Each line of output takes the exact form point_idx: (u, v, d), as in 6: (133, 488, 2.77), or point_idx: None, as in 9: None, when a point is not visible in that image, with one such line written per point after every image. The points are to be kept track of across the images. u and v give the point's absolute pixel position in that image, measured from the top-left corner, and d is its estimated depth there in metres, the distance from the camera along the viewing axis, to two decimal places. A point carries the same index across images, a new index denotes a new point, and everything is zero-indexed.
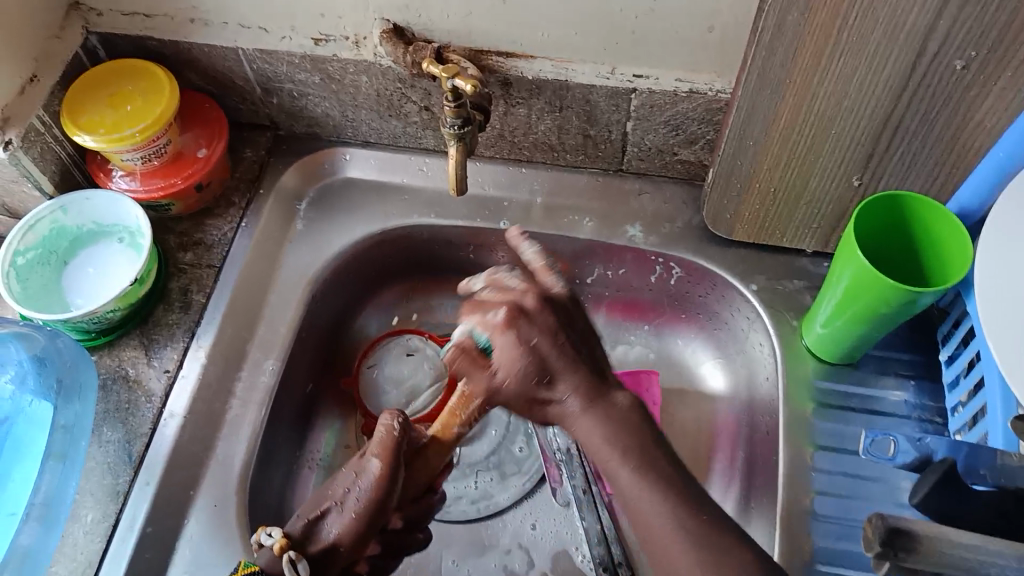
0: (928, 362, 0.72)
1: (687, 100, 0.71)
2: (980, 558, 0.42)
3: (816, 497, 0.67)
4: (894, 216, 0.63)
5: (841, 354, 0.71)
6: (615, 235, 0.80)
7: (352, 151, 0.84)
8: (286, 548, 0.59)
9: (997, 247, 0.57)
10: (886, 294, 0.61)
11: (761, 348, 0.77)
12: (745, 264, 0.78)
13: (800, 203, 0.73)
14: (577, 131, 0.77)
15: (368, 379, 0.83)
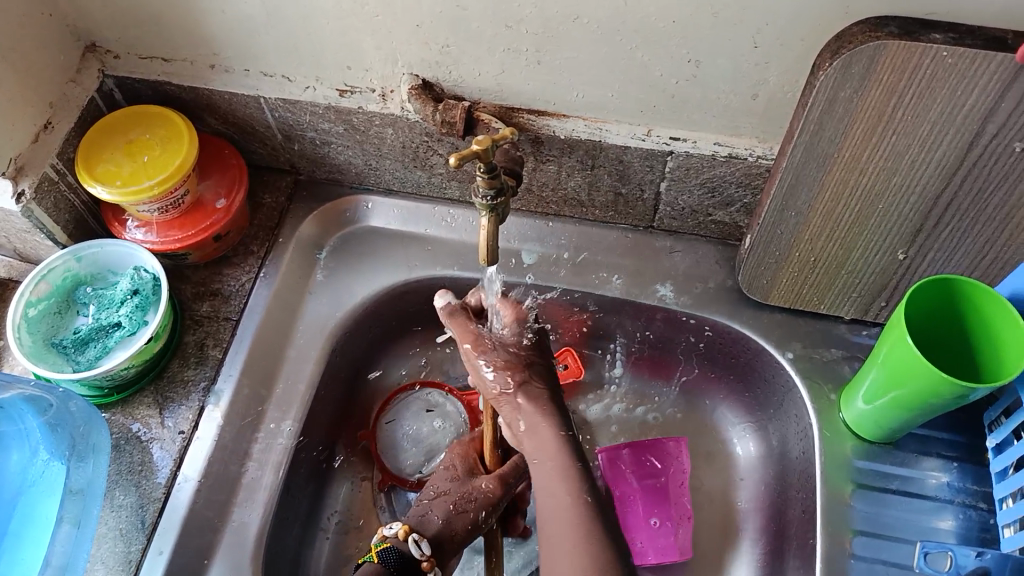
0: (971, 443, 0.69)
1: (726, 165, 0.68)
2: None
3: None
4: (947, 303, 0.60)
5: (880, 433, 0.68)
6: (645, 294, 0.77)
7: (374, 199, 0.82)
8: (409, 534, 0.66)
9: None
10: (934, 385, 0.58)
11: (796, 419, 0.74)
12: (781, 330, 0.75)
13: (840, 272, 0.70)
14: (609, 189, 0.74)
15: (386, 435, 0.81)
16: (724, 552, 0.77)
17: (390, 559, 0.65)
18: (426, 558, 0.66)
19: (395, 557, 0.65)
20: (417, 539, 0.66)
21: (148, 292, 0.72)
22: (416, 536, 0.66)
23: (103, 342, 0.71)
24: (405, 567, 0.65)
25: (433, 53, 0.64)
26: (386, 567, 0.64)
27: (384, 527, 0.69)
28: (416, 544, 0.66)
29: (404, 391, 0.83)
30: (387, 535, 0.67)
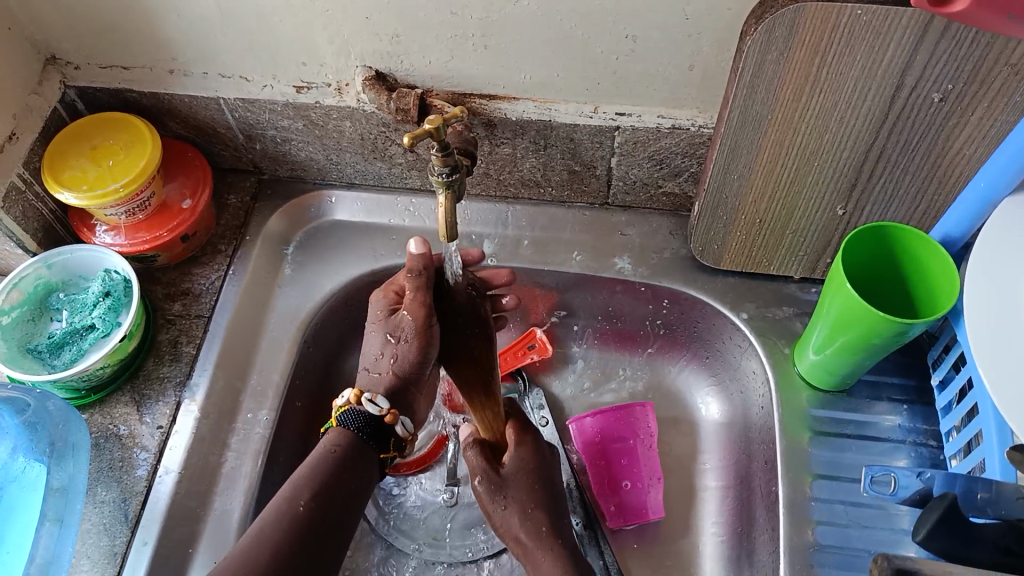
0: (919, 386, 0.73)
1: (670, 136, 0.72)
2: None
3: (816, 528, 0.68)
4: (883, 248, 0.64)
5: (833, 381, 0.72)
6: (605, 268, 0.81)
7: (337, 193, 0.84)
8: (360, 396, 0.66)
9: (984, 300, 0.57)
10: (874, 326, 0.62)
11: (754, 376, 0.78)
12: (735, 292, 0.79)
13: (785, 232, 0.74)
14: (562, 168, 0.77)
15: None
16: (697, 509, 0.80)
17: (364, 420, 0.66)
18: (387, 412, 0.66)
19: (358, 420, 0.66)
20: (371, 398, 0.66)
21: (120, 293, 0.73)
22: (367, 395, 0.66)
23: (78, 345, 0.72)
24: (374, 428, 0.66)
25: (384, 43, 0.67)
26: (359, 433, 0.66)
27: (336, 397, 0.68)
28: (371, 403, 0.66)
29: None
30: (342, 404, 0.66)
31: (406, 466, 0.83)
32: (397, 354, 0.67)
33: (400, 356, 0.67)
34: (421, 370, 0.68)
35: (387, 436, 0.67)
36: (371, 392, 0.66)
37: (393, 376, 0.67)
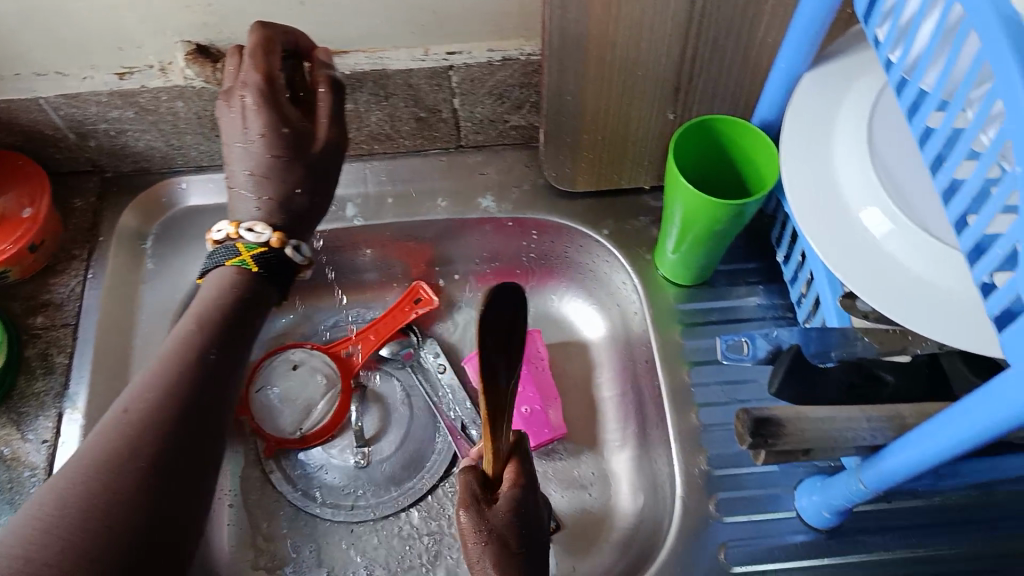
0: (771, 267, 0.79)
1: (503, 68, 0.73)
2: (811, 423, 0.53)
3: (700, 410, 0.72)
4: (711, 140, 0.68)
5: (692, 275, 0.76)
6: (470, 209, 0.82)
7: (187, 179, 0.82)
8: (238, 228, 0.62)
9: (799, 171, 0.62)
10: (714, 214, 0.66)
11: (625, 286, 0.82)
12: (595, 211, 0.82)
13: (628, 144, 0.77)
14: (409, 116, 0.78)
15: (260, 403, 0.82)
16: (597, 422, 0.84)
17: (264, 257, 0.62)
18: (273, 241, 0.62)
19: (253, 257, 0.62)
20: (251, 226, 0.62)
21: None
22: (292, 242, 0.63)
23: None
24: (272, 267, 0.63)
25: (198, 15, 0.66)
26: (259, 271, 0.62)
27: (211, 232, 0.63)
28: (251, 232, 0.62)
29: (264, 360, 0.84)
30: (222, 240, 0.62)
31: (313, 437, 0.81)
32: (268, 186, 0.62)
33: (271, 193, 0.62)
34: (294, 193, 0.63)
35: (280, 262, 0.63)
36: (293, 239, 0.64)
37: (276, 208, 0.63)
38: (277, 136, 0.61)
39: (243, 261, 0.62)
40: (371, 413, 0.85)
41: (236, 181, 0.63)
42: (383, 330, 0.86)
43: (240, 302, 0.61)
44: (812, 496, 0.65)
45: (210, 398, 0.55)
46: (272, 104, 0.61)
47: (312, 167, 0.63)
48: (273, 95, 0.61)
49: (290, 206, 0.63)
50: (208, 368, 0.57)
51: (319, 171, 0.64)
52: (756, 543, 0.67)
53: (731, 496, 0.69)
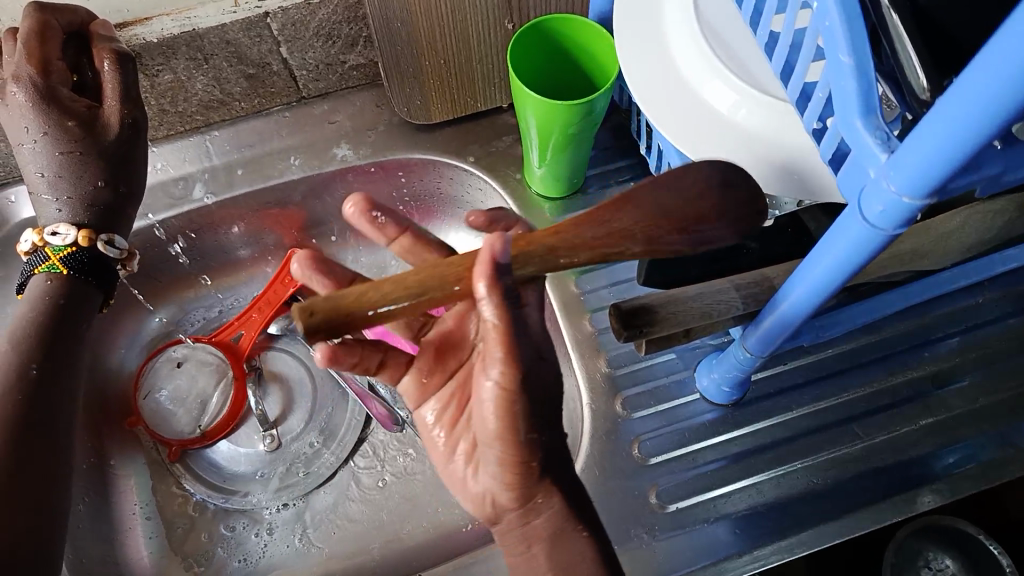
0: (639, 162, 0.79)
1: (323, 6, 0.68)
2: (683, 303, 0.53)
3: (593, 316, 0.72)
4: (547, 43, 0.66)
5: (564, 184, 0.75)
6: (327, 162, 0.78)
7: (14, 189, 0.76)
8: (43, 233, 0.59)
9: (636, 57, 0.61)
10: (566, 117, 0.64)
11: (501, 210, 0.81)
12: (456, 140, 0.80)
13: (473, 64, 0.75)
14: (237, 75, 0.73)
15: (150, 408, 0.78)
16: None
17: (75, 257, 0.59)
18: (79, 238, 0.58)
19: (72, 260, 0.59)
20: (54, 229, 0.58)
21: None
22: (102, 237, 0.59)
23: None
24: (96, 262, 0.60)
25: None
26: (71, 273, 0.59)
27: (21, 244, 0.61)
28: (56, 235, 0.58)
29: (145, 365, 0.80)
30: (28, 250, 0.59)
31: (215, 430, 0.78)
32: (67, 186, 0.59)
33: (73, 191, 0.59)
34: (96, 186, 0.60)
35: (93, 258, 0.60)
36: (103, 233, 0.60)
37: (81, 206, 0.60)
38: (56, 129, 0.58)
39: (53, 266, 0.58)
40: (270, 395, 0.83)
41: (34, 187, 0.60)
42: (266, 308, 0.83)
43: (59, 311, 0.58)
44: (710, 374, 0.66)
45: (47, 416, 0.54)
46: (51, 102, 0.58)
47: (111, 156, 0.60)
48: (50, 90, 0.57)
49: (94, 203, 0.60)
50: (36, 384, 0.55)
51: (120, 160, 0.61)
52: (669, 430, 0.68)
53: (637, 392, 0.70)
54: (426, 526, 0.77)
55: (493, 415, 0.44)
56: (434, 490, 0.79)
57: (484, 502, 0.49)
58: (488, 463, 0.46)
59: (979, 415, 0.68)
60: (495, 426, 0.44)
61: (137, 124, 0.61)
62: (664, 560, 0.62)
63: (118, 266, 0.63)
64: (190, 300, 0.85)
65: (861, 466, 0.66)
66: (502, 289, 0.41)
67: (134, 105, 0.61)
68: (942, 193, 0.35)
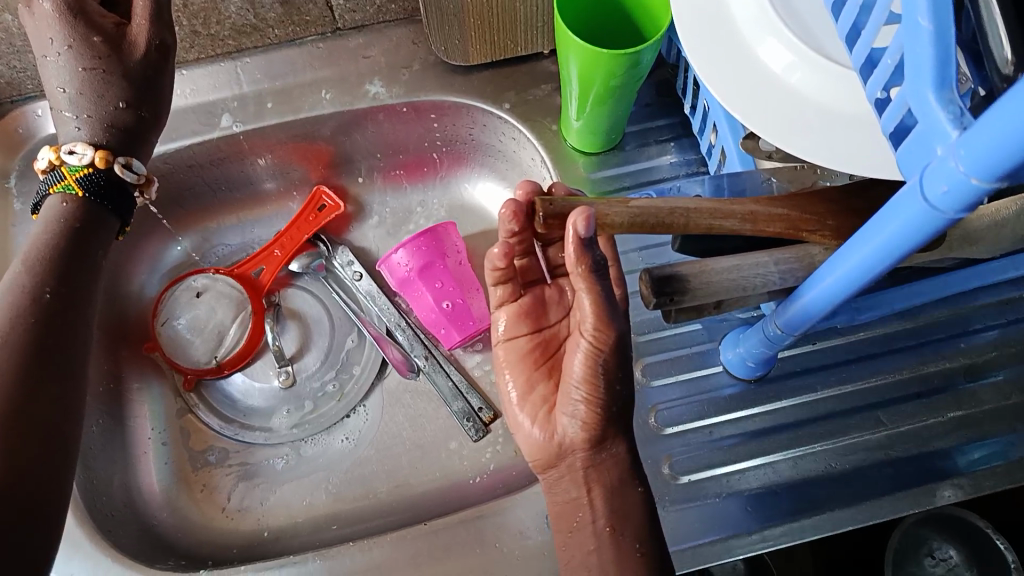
0: (684, 120, 0.76)
1: None
2: (717, 278, 0.51)
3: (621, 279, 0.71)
4: None
5: (601, 140, 0.72)
6: (358, 99, 0.76)
7: (42, 103, 0.75)
8: (61, 151, 0.57)
9: (690, 6, 0.57)
10: (609, 69, 0.61)
11: (534, 162, 0.78)
12: (493, 85, 0.76)
13: (517, 4, 0.71)
14: (271, 0, 0.70)
15: (168, 336, 0.79)
16: None
17: (90, 179, 0.58)
18: (94, 157, 0.57)
19: (89, 181, 0.58)
20: (72, 148, 0.57)
21: None
22: (120, 160, 0.58)
23: None
24: (110, 184, 0.59)
25: None
26: (87, 196, 0.58)
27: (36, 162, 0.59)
28: (72, 154, 0.57)
29: (165, 293, 0.80)
30: (45, 168, 0.58)
31: (230, 363, 0.78)
32: (87, 104, 0.58)
33: (92, 110, 0.58)
34: (116, 107, 0.58)
35: (114, 183, 0.59)
36: (122, 157, 0.59)
37: (101, 127, 0.58)
38: (79, 44, 0.56)
39: (69, 187, 0.58)
40: (289, 332, 0.82)
41: (54, 103, 0.58)
42: (288, 245, 0.82)
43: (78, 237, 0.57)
44: (737, 348, 0.64)
45: (61, 344, 0.53)
46: (78, 15, 0.57)
47: (135, 78, 0.58)
48: (79, 6, 0.57)
49: (113, 123, 0.58)
50: (49, 309, 0.54)
51: (145, 83, 0.59)
52: (689, 402, 0.67)
53: (658, 360, 0.68)
54: (435, 475, 0.77)
55: (581, 365, 0.52)
56: (446, 440, 0.79)
57: (548, 446, 0.55)
58: (571, 409, 0.53)
59: (1015, 412, 0.65)
60: (585, 374, 0.52)
61: (165, 47, 0.60)
62: (671, 531, 0.61)
63: (135, 192, 0.62)
64: (213, 229, 0.84)
65: (885, 453, 0.64)
66: (590, 257, 0.49)
67: (163, 28, 0.59)
68: (1015, 178, 0.32)
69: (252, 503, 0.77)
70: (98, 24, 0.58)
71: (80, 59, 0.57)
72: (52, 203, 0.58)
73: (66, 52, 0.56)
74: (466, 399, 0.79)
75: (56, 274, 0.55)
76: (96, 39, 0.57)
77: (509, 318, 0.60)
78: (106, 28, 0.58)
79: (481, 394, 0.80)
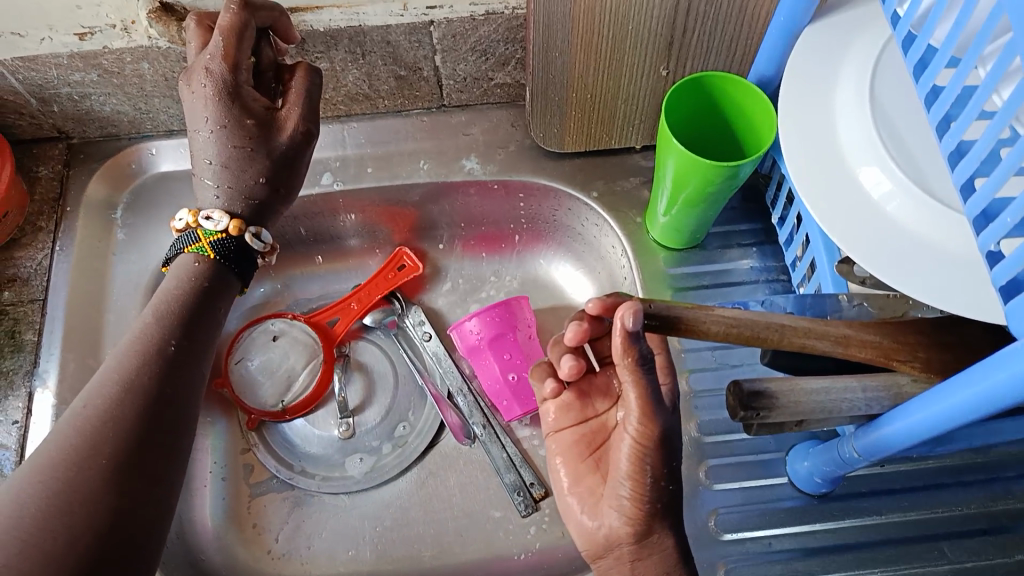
0: (766, 227, 0.77)
1: (487, 23, 0.70)
2: (807, 397, 0.52)
3: (691, 375, 0.72)
4: (704, 99, 0.66)
5: (684, 238, 0.74)
6: (453, 172, 0.80)
7: (157, 144, 0.78)
8: (199, 214, 0.62)
9: (797, 126, 0.59)
10: (708, 176, 0.63)
11: (614, 249, 0.80)
12: (582, 172, 0.79)
13: (618, 102, 0.74)
14: (388, 74, 0.75)
15: (239, 374, 0.80)
16: None
17: (223, 244, 0.62)
18: (228, 224, 0.61)
19: (225, 247, 0.62)
20: (209, 214, 0.61)
21: None
22: (251, 229, 0.62)
23: None
24: (239, 254, 0.63)
25: None
26: (217, 258, 0.62)
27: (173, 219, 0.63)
28: (208, 220, 0.61)
29: (242, 333, 0.82)
30: (181, 228, 0.62)
31: (295, 409, 0.80)
32: (229, 176, 0.61)
33: (233, 182, 0.61)
34: (255, 183, 0.62)
35: (239, 249, 0.63)
36: (253, 226, 0.63)
37: (238, 197, 0.62)
38: (231, 126, 0.59)
39: (202, 248, 0.62)
40: (354, 383, 0.84)
41: (198, 168, 0.62)
42: (365, 301, 0.85)
43: (199, 289, 0.61)
44: (804, 460, 0.65)
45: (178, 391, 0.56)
46: (233, 98, 0.59)
47: (277, 158, 0.62)
48: (236, 88, 0.59)
49: (250, 197, 0.62)
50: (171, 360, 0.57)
51: (284, 164, 0.63)
52: (748, 509, 0.67)
53: (721, 463, 0.68)
54: (481, 546, 0.77)
55: (626, 462, 0.50)
56: (493, 511, 0.79)
57: (597, 535, 0.53)
58: (617, 502, 0.51)
59: None
60: (630, 471, 0.50)
61: (309, 133, 0.64)
62: None
63: (259, 257, 0.65)
64: (294, 277, 0.87)
65: None
66: (637, 349, 0.47)
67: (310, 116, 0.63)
68: None
69: (298, 551, 0.77)
70: (252, 104, 0.60)
71: (230, 141, 0.60)
72: (184, 261, 0.62)
73: (218, 134, 0.60)
74: (519, 473, 0.79)
75: (175, 324, 0.58)
76: (248, 123, 0.60)
77: (556, 410, 0.61)
78: (259, 109, 0.61)
79: (534, 469, 0.80)
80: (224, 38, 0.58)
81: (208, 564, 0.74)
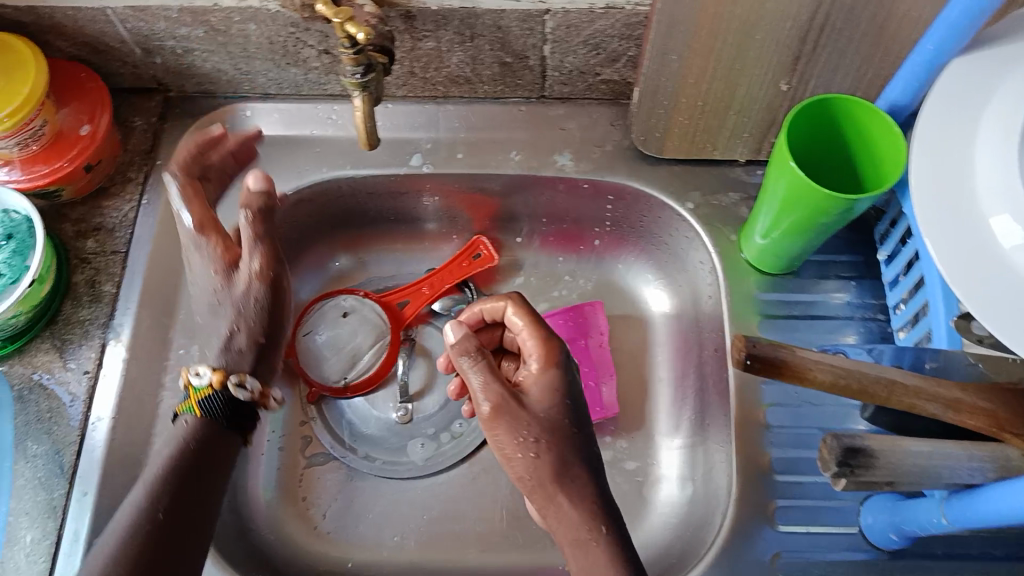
0: (867, 260, 0.73)
1: (604, 17, 0.67)
2: (903, 458, 0.48)
3: (768, 409, 0.67)
4: (826, 122, 0.62)
5: (780, 263, 0.70)
6: (545, 166, 0.77)
7: (252, 105, 0.78)
8: (199, 371, 0.60)
9: (930, 158, 0.56)
10: (822, 205, 0.60)
11: (703, 266, 0.76)
12: (679, 181, 0.76)
13: (729, 113, 0.71)
14: (493, 60, 0.72)
15: (307, 346, 0.80)
16: None
17: (209, 403, 0.59)
18: (213, 375, 0.59)
19: (220, 402, 0.60)
20: (197, 371, 0.60)
21: (24, 236, 0.67)
22: (234, 378, 0.60)
23: None
24: (233, 410, 0.60)
25: None
26: (205, 416, 0.59)
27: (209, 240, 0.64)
28: (196, 376, 0.60)
29: (313, 305, 0.82)
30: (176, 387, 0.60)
31: (357, 387, 0.79)
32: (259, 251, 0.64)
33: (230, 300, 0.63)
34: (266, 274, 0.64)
35: (248, 411, 0.61)
36: (237, 374, 0.60)
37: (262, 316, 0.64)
38: (257, 273, 0.64)
39: (190, 407, 0.59)
40: (415, 368, 0.82)
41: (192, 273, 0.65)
42: (437, 287, 0.83)
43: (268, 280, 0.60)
44: (882, 515, 0.61)
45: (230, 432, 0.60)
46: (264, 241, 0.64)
47: (269, 284, 0.64)
48: (268, 213, 0.65)
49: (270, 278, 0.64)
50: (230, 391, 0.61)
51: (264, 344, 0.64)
52: (814, 557, 0.63)
53: (789, 505, 0.64)
54: (528, 552, 0.75)
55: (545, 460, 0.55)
56: None
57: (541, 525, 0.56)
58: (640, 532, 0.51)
59: None
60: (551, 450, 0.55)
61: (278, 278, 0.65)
62: None
63: (260, 404, 0.62)
64: (368, 253, 0.86)
65: None
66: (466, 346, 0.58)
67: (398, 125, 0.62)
68: None
69: (343, 532, 0.76)
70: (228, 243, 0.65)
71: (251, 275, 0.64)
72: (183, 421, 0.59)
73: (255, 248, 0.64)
74: None
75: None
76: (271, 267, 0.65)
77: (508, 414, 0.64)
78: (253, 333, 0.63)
79: None
80: (251, 227, 0.64)
81: (255, 533, 0.74)
